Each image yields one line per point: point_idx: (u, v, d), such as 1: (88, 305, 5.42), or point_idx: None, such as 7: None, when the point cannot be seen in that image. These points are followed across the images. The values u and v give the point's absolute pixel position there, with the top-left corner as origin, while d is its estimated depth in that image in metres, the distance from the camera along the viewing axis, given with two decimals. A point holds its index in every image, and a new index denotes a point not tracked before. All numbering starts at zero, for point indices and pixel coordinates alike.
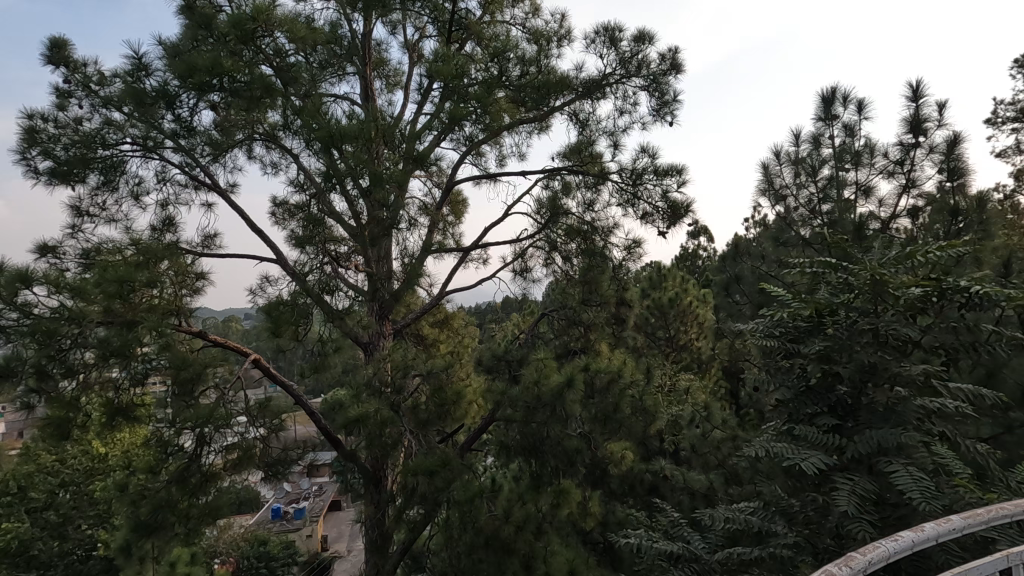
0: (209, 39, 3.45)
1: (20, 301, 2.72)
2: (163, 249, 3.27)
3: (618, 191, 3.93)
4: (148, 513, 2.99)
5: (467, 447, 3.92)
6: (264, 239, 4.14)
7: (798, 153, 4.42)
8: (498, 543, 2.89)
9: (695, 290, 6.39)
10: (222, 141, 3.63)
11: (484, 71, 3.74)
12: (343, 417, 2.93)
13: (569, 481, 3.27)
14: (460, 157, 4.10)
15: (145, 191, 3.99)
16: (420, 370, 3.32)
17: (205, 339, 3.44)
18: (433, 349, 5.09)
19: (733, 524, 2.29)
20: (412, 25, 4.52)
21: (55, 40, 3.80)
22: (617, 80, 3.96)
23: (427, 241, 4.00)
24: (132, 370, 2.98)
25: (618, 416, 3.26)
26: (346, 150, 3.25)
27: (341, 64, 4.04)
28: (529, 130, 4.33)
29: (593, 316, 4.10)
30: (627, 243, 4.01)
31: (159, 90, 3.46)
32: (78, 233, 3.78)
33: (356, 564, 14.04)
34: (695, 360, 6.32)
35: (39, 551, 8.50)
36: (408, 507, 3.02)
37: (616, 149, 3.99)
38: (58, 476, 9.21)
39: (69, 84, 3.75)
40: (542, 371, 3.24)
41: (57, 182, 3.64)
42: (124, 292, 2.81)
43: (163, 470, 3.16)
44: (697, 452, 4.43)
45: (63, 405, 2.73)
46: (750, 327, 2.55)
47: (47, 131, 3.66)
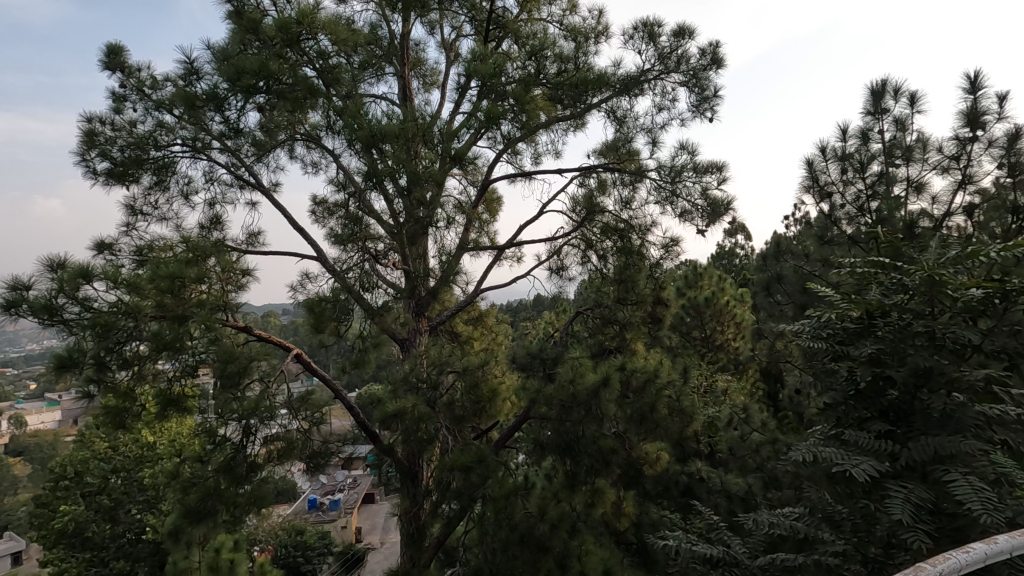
0: (255, 43, 3.54)
1: (81, 295, 2.83)
2: (211, 247, 3.44)
3: (656, 189, 3.88)
4: (198, 500, 3.12)
5: (502, 444, 3.89)
6: (305, 236, 4.26)
7: (845, 149, 4.26)
8: (533, 540, 2.88)
9: (732, 289, 6.26)
10: (266, 141, 3.73)
11: (521, 69, 3.75)
12: (381, 411, 2.98)
13: (605, 481, 3.25)
14: (497, 155, 4.11)
15: (194, 191, 4.15)
16: (455, 367, 3.33)
17: (250, 333, 3.55)
18: (467, 346, 5.13)
19: (777, 530, 2.24)
20: (449, 25, 4.57)
21: (111, 47, 3.98)
22: (655, 76, 3.90)
23: (464, 239, 4.03)
24: (182, 362, 3.11)
25: (655, 416, 3.20)
26: (386, 149, 3.30)
27: (380, 65, 4.10)
28: (566, 127, 4.31)
29: (629, 315, 4.04)
30: (665, 241, 3.96)
31: (209, 94, 3.59)
32: (132, 231, 3.96)
33: (390, 556, 14.29)
34: (732, 360, 6.18)
35: (92, 533, 9.04)
36: (444, 502, 3.05)
37: (655, 146, 3.92)
38: (110, 463, 9.56)
39: (125, 88, 3.92)
40: (577, 370, 3.23)
41: (114, 183, 3.82)
42: (174, 287, 2.99)
43: (212, 460, 3.31)
44: (734, 455, 4.34)
45: (121, 396, 2.93)
46: (794, 328, 2.47)
47: (104, 133, 3.83)
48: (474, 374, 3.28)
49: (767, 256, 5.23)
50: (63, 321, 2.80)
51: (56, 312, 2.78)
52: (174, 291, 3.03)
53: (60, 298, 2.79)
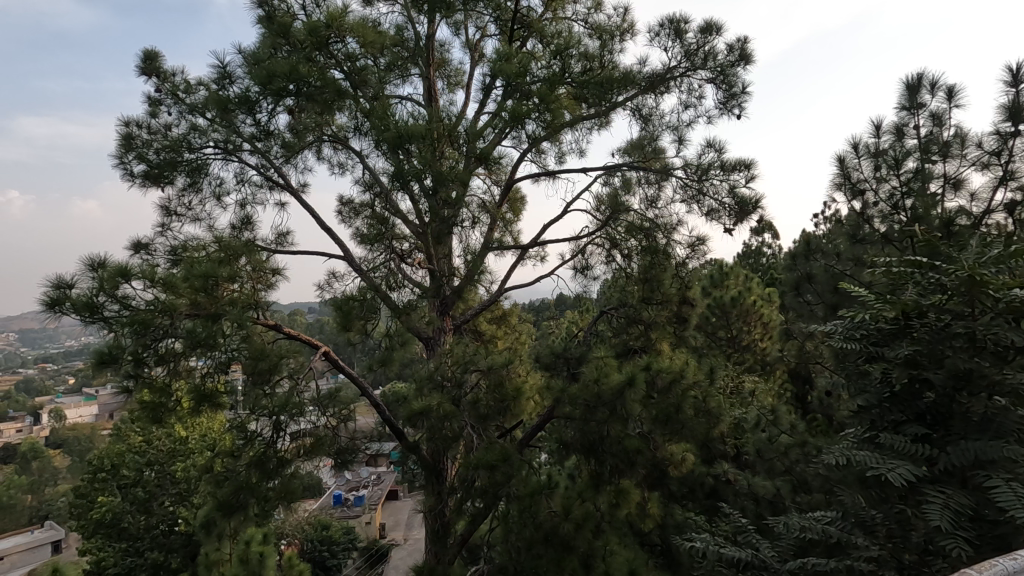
0: (285, 47, 3.60)
1: (120, 294, 2.91)
2: (242, 247, 3.51)
3: (682, 188, 3.84)
4: (230, 493, 3.20)
5: (526, 443, 3.90)
6: (332, 236, 4.33)
7: (879, 145, 4.15)
8: (558, 539, 2.87)
9: (760, 289, 6.16)
10: (295, 143, 3.80)
11: (547, 68, 3.76)
12: (407, 409, 3.02)
13: (629, 481, 3.23)
14: (521, 155, 4.12)
15: (226, 192, 4.25)
16: (480, 366, 3.34)
17: (279, 331, 3.60)
18: (491, 345, 5.15)
19: (808, 533, 2.21)
20: (474, 25, 4.59)
21: (147, 53, 4.11)
22: (681, 73, 3.86)
23: (488, 239, 4.04)
24: (216, 358, 3.18)
25: (681, 417, 3.16)
26: (413, 150, 3.32)
27: (406, 66, 4.14)
28: (590, 126, 4.28)
29: (654, 314, 3.99)
30: (691, 240, 3.92)
31: (241, 97, 3.67)
32: (166, 231, 4.08)
33: (413, 553, 14.41)
34: (759, 361, 6.08)
35: (128, 524, 9.32)
36: (469, 499, 3.08)
37: (681, 144, 3.88)
38: (145, 456, 9.84)
39: (160, 93, 4.03)
40: (602, 370, 3.22)
41: (150, 185, 3.95)
42: (208, 286, 3.10)
43: (243, 455, 3.39)
44: (762, 457, 4.24)
45: (157, 392, 3.01)
46: (827, 329, 2.42)
47: (141, 137, 3.95)
48: (498, 373, 3.29)
49: (796, 256, 5.13)
50: (103, 319, 2.87)
51: (97, 310, 2.85)
52: (207, 290, 3.10)
53: (100, 296, 2.86)
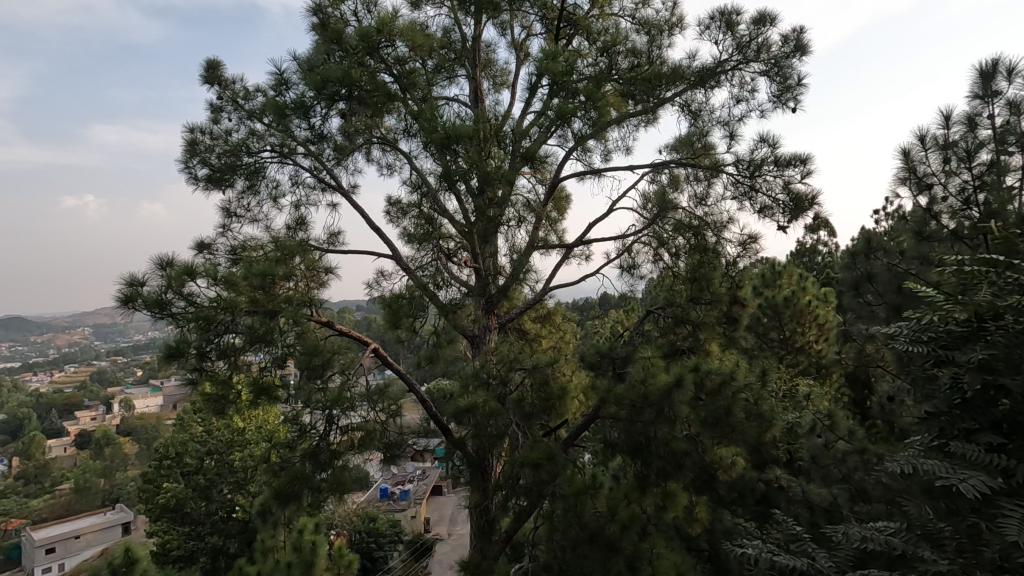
0: (338, 52, 3.70)
1: (186, 291, 3.07)
2: (296, 247, 3.64)
3: (733, 184, 3.72)
4: (286, 483, 3.35)
5: (571, 443, 3.88)
6: (381, 236, 4.44)
7: (948, 136, 3.91)
8: (603, 540, 2.84)
9: (814, 289, 5.92)
10: (347, 146, 3.92)
11: (593, 66, 3.76)
12: (454, 406, 3.07)
13: (677, 484, 3.16)
14: (566, 154, 4.11)
15: (281, 194, 4.42)
16: (525, 365, 3.34)
17: (331, 328, 3.69)
18: (535, 344, 5.16)
19: (870, 544, 2.11)
20: (519, 25, 4.60)
21: (210, 62, 4.32)
22: (733, 66, 3.74)
23: (533, 238, 4.05)
24: (273, 353, 3.32)
25: (731, 420, 3.07)
26: (460, 150, 3.34)
27: (452, 68, 4.20)
28: (637, 123, 4.22)
29: (702, 314, 3.84)
30: (742, 239, 3.80)
31: (297, 103, 3.82)
32: (227, 232, 4.29)
33: (457, 549, 14.57)
34: (813, 364, 5.84)
35: (190, 509, 9.82)
36: (513, 497, 3.09)
37: (732, 139, 3.76)
38: (206, 446, 10.33)
39: (221, 100, 4.24)
40: (649, 370, 3.18)
41: (213, 188, 4.16)
42: (265, 283, 3.17)
43: (298, 446, 3.53)
44: (817, 464, 4.07)
45: (219, 384, 3.19)
46: (890, 331, 2.31)
47: (204, 142, 4.17)
48: (543, 372, 3.28)
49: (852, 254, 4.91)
50: (171, 315, 3.04)
51: (166, 307, 3.02)
52: (265, 288, 3.19)
53: (168, 293, 3.02)
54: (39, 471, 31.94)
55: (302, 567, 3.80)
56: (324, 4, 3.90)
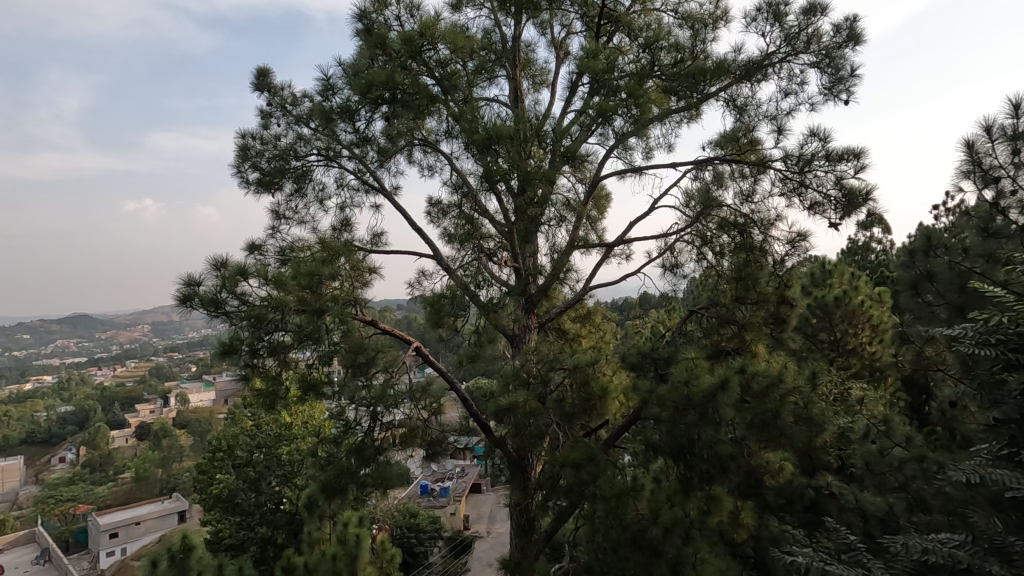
0: (381, 57, 3.78)
1: (239, 291, 3.19)
2: (342, 247, 3.74)
3: (781, 180, 3.60)
4: (334, 476, 3.46)
5: (612, 444, 3.83)
6: (422, 236, 4.51)
7: (1019, 125, 3.50)
8: (645, 543, 2.80)
9: (868, 288, 5.67)
10: (390, 148, 4.01)
11: (635, 62, 3.74)
12: (494, 404, 3.09)
13: (722, 488, 3.08)
14: (607, 152, 4.07)
15: (327, 196, 4.55)
16: (565, 364, 3.32)
17: (376, 326, 3.75)
18: (575, 344, 5.14)
19: (931, 557, 2.02)
20: (559, 23, 4.59)
21: (261, 70, 4.49)
22: (781, 59, 3.62)
23: (574, 237, 4.03)
24: (320, 351, 3.42)
25: (779, 424, 2.98)
26: (501, 150, 3.34)
27: (492, 69, 4.23)
28: (679, 119, 4.14)
29: (749, 315, 3.68)
30: (790, 237, 3.65)
31: (342, 107, 3.93)
32: (277, 233, 4.45)
33: (494, 548, 14.58)
34: (866, 367, 5.59)
35: (241, 500, 10.23)
36: (553, 497, 3.08)
37: (780, 134, 3.63)
38: (255, 439, 10.71)
39: (271, 106, 4.39)
40: (692, 371, 3.12)
41: (263, 191, 4.32)
42: (313, 283, 3.27)
43: (343, 442, 3.62)
44: (871, 471, 3.89)
45: (269, 380, 3.32)
46: (953, 333, 2.19)
47: (255, 147, 4.33)
48: (584, 372, 3.25)
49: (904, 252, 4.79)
50: (225, 313, 3.18)
51: (220, 305, 3.16)
52: (312, 287, 3.27)
53: (222, 292, 3.16)
54: (104, 460, 33.91)
55: (347, 559, 3.89)
56: (369, 10, 3.98)
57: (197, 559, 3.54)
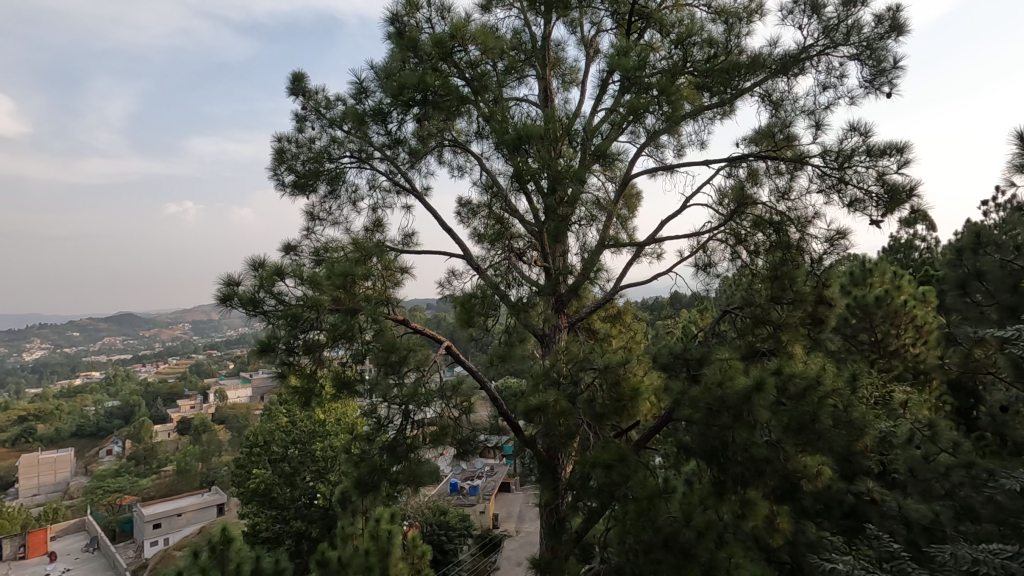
0: (413, 59, 3.82)
1: (277, 290, 3.28)
2: (374, 247, 3.80)
3: (819, 177, 3.50)
4: (368, 473, 3.53)
5: (644, 445, 3.77)
6: (452, 236, 4.55)
7: None
8: (678, 545, 2.77)
9: (911, 288, 5.47)
10: (421, 150, 4.06)
11: (667, 59, 3.70)
12: (525, 404, 3.09)
13: (756, 493, 3.01)
14: (638, 150, 4.03)
15: (360, 197, 4.63)
16: (596, 365, 3.29)
17: (408, 326, 3.78)
18: (605, 344, 5.11)
19: (981, 568, 1.93)
20: (589, 21, 4.56)
21: (296, 74, 4.60)
22: (819, 52, 3.52)
23: (604, 236, 4.00)
24: (354, 350, 3.48)
25: (817, 428, 2.90)
26: (531, 150, 3.34)
27: (522, 69, 4.23)
28: (712, 115, 4.08)
29: (785, 315, 3.60)
30: (829, 234, 3.56)
31: (375, 110, 3.99)
32: (311, 234, 4.55)
33: (523, 548, 14.53)
34: (909, 369, 5.40)
35: (277, 494, 10.48)
36: (584, 498, 3.07)
37: (818, 129, 3.52)
38: (290, 435, 10.97)
39: (306, 110, 4.50)
40: (726, 372, 3.06)
41: (299, 193, 4.43)
42: (346, 283, 3.31)
43: (376, 439, 3.68)
44: (915, 477, 3.75)
45: (304, 378, 3.42)
46: (1006, 334, 2.09)
47: (291, 150, 4.44)
48: (614, 372, 3.22)
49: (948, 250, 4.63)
50: (263, 312, 3.28)
51: (258, 305, 3.26)
52: (346, 287, 3.32)
53: (260, 292, 3.26)
54: (148, 454, 35.25)
55: (379, 555, 3.95)
56: (401, 13, 4.04)
57: (236, 551, 3.65)
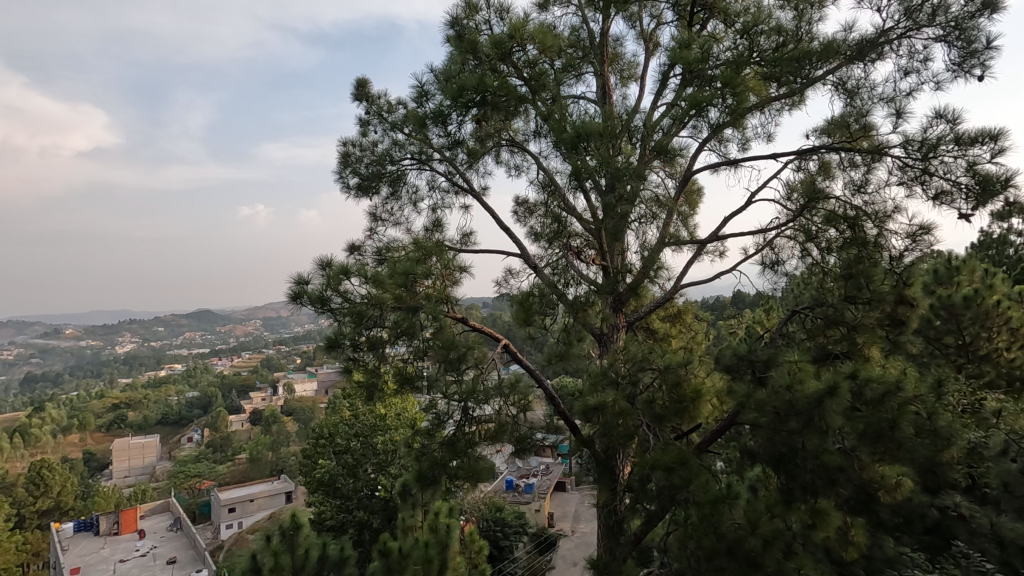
0: (472, 61, 3.88)
1: (343, 289, 3.42)
2: (434, 247, 3.88)
3: (901, 168, 3.27)
4: (428, 467, 3.63)
5: (706, 449, 3.67)
6: (510, 235, 4.57)
7: None
8: (742, 553, 2.67)
9: (1004, 287, 5.03)
10: (479, 150, 4.11)
11: (732, 49, 3.57)
12: (583, 403, 3.07)
13: (828, 502, 2.86)
14: (700, 145, 3.91)
15: (420, 198, 4.75)
16: (656, 365, 3.22)
17: (467, 324, 3.83)
18: (664, 344, 4.99)
19: None
20: (649, 14, 4.47)
21: (360, 81, 4.76)
22: (900, 35, 3.29)
23: (664, 234, 3.90)
24: (415, 346, 3.58)
25: (897, 436, 2.72)
26: (590, 148, 3.31)
27: (580, 66, 4.20)
28: (780, 107, 3.90)
29: (861, 316, 3.39)
30: (911, 230, 3.34)
31: (435, 112, 4.07)
32: (374, 235, 4.70)
33: (579, 548, 14.43)
34: (1003, 376, 4.96)
35: (341, 485, 10.92)
36: (643, 500, 3.02)
37: (899, 117, 3.29)
38: (353, 428, 11.39)
39: (369, 114, 4.65)
40: (795, 376, 2.93)
41: (362, 195, 4.59)
42: (408, 281, 3.41)
43: (436, 434, 3.76)
44: (1010, 494, 3.45)
45: (367, 373, 3.57)
46: None
47: (355, 154, 4.61)
48: (675, 373, 3.14)
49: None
50: (330, 310, 3.43)
51: (326, 302, 3.41)
52: (408, 286, 3.42)
53: (328, 291, 3.41)
54: (224, 442, 37.55)
55: (438, 547, 4.04)
56: (461, 16, 4.10)
57: (304, 537, 3.84)
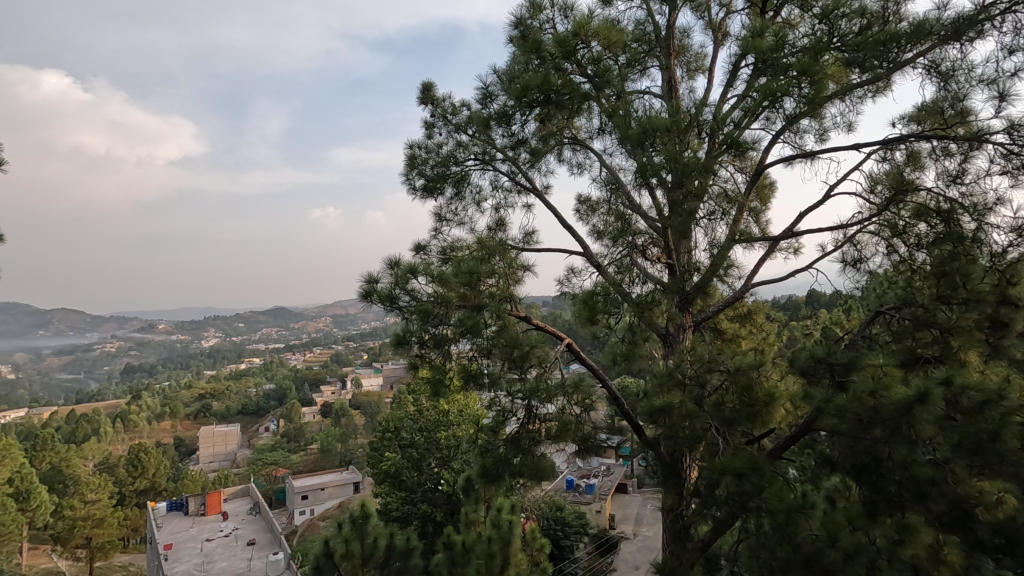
0: (536, 61, 3.89)
1: (411, 288, 3.53)
2: (496, 247, 3.92)
3: (1004, 156, 2.99)
4: (492, 463, 3.67)
5: (780, 454, 3.53)
6: (572, 234, 4.55)
7: None
8: (821, 567, 2.52)
9: None
10: (542, 149, 4.13)
11: (809, 35, 3.39)
12: (648, 404, 3.01)
13: (917, 517, 2.64)
14: (773, 137, 3.75)
15: (483, 198, 4.81)
16: (726, 367, 3.11)
17: (529, 323, 3.84)
18: (733, 345, 4.81)
19: None
20: (719, 4, 4.31)
21: (426, 84, 4.88)
22: (1004, 9, 2.96)
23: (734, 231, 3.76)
24: (479, 344, 3.63)
25: (999, 448, 2.48)
26: (657, 144, 3.24)
27: (644, 60, 4.11)
28: (863, 93, 3.64)
29: (957, 317, 3.06)
30: (1016, 223, 3.05)
31: (499, 113, 4.12)
32: (439, 234, 4.81)
33: (641, 552, 14.14)
34: None
35: (406, 477, 11.24)
36: (712, 505, 2.91)
37: (1002, 101, 3.01)
38: (417, 423, 11.70)
39: (434, 118, 4.76)
40: (880, 380, 2.74)
41: (428, 196, 4.71)
42: (472, 280, 3.46)
43: (500, 430, 3.80)
44: None
45: (434, 369, 3.68)
46: None
47: (421, 156, 4.73)
48: (746, 375, 3.02)
49: None
50: (398, 307, 3.54)
51: (394, 300, 3.53)
52: (472, 285, 3.47)
53: (396, 289, 3.54)
54: (298, 433, 39.59)
55: (501, 543, 4.08)
56: (525, 17, 4.12)
57: (373, 526, 3.98)
